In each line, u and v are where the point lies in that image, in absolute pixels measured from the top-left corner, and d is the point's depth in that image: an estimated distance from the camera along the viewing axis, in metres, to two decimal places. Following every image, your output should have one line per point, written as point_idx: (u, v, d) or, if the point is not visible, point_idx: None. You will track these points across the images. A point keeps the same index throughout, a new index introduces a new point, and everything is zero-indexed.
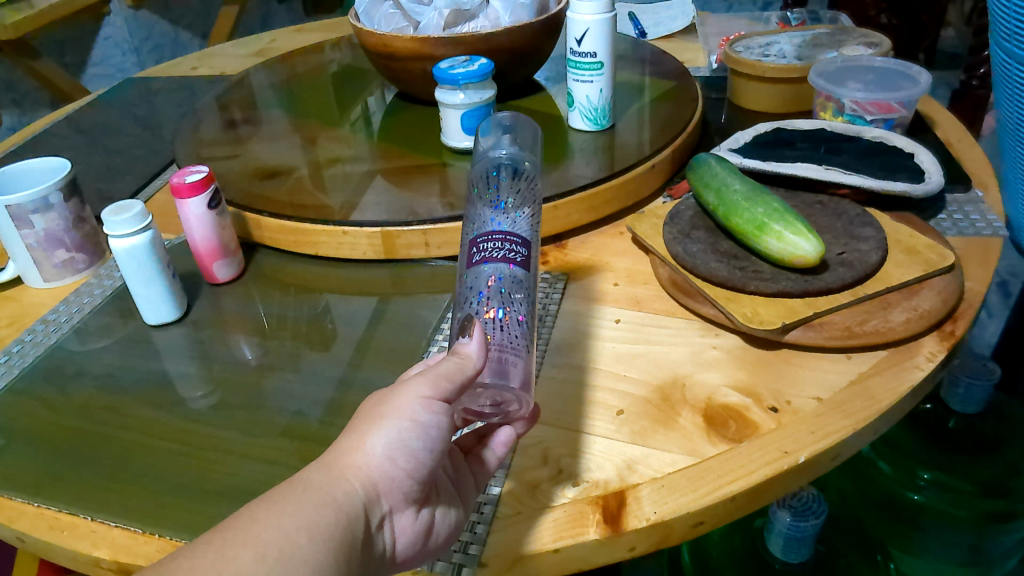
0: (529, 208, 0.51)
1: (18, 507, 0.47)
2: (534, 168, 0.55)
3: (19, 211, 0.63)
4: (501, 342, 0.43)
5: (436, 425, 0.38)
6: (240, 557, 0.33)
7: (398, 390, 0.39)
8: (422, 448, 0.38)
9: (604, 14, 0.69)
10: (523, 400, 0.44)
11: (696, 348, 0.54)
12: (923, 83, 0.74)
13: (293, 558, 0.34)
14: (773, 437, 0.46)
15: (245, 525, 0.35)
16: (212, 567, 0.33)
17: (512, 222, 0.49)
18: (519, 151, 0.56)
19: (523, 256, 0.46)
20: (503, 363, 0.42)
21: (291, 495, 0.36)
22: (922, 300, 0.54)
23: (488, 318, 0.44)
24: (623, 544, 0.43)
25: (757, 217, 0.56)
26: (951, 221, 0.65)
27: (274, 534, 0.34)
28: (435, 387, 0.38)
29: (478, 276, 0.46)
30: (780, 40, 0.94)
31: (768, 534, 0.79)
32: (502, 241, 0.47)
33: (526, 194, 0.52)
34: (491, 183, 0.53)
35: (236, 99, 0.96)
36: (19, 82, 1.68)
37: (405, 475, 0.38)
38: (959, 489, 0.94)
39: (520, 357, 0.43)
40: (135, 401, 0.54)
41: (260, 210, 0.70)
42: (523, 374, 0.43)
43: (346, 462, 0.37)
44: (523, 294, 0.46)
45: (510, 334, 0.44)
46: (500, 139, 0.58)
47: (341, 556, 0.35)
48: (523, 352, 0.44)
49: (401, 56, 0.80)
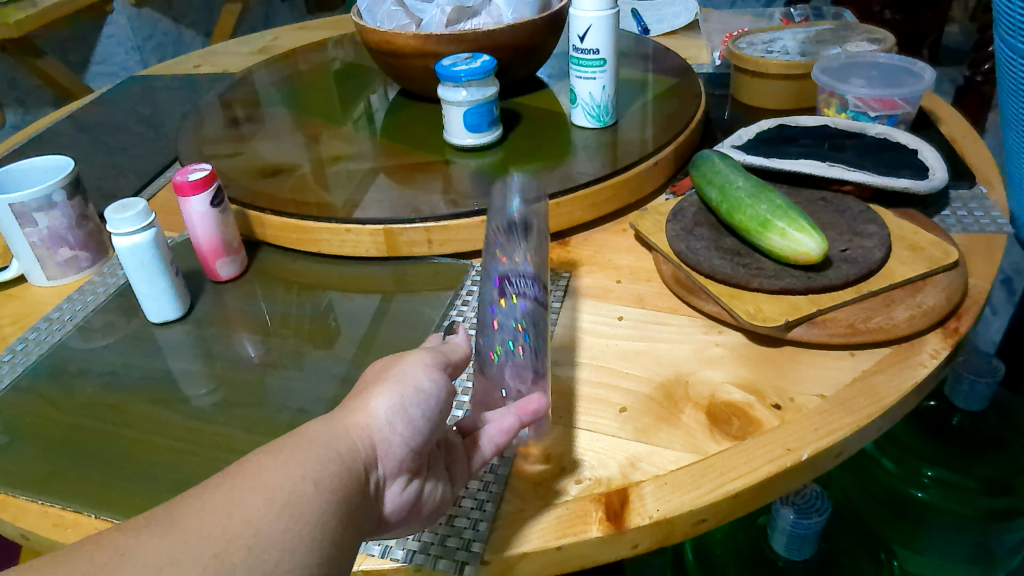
0: (536, 247, 0.53)
1: (22, 505, 0.47)
2: (541, 219, 0.57)
3: (22, 209, 0.63)
4: (522, 363, 0.46)
5: (437, 393, 0.40)
6: (250, 500, 0.34)
7: (400, 361, 0.42)
8: (422, 415, 0.39)
9: (607, 11, 0.69)
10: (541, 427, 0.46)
11: (700, 345, 0.54)
12: (927, 79, 0.73)
13: (298, 503, 0.34)
14: (776, 435, 0.46)
15: (252, 475, 0.35)
16: (223, 511, 0.34)
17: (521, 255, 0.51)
18: (528, 199, 0.58)
19: (536, 288, 0.49)
20: (524, 383, 0.45)
21: (297, 446, 0.37)
22: (926, 297, 0.53)
23: (518, 350, 0.46)
24: (626, 541, 0.43)
25: (760, 213, 0.56)
26: (955, 218, 0.64)
27: (281, 480, 0.35)
28: (436, 360, 0.42)
29: (499, 324, 0.47)
30: (783, 37, 0.93)
31: (770, 530, 0.79)
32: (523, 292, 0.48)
33: (536, 240, 0.54)
34: (503, 222, 0.55)
35: (239, 97, 0.96)
36: (22, 80, 1.69)
37: (405, 429, 0.39)
38: (962, 487, 0.93)
39: (537, 382, 0.46)
40: (139, 398, 0.55)
41: (262, 208, 0.70)
42: (543, 396, 0.46)
43: (349, 420, 0.39)
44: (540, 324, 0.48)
45: (529, 351, 0.46)
46: (511, 186, 0.61)
47: (340, 505, 0.36)
48: (538, 376, 0.46)
49: (404, 53, 0.80)
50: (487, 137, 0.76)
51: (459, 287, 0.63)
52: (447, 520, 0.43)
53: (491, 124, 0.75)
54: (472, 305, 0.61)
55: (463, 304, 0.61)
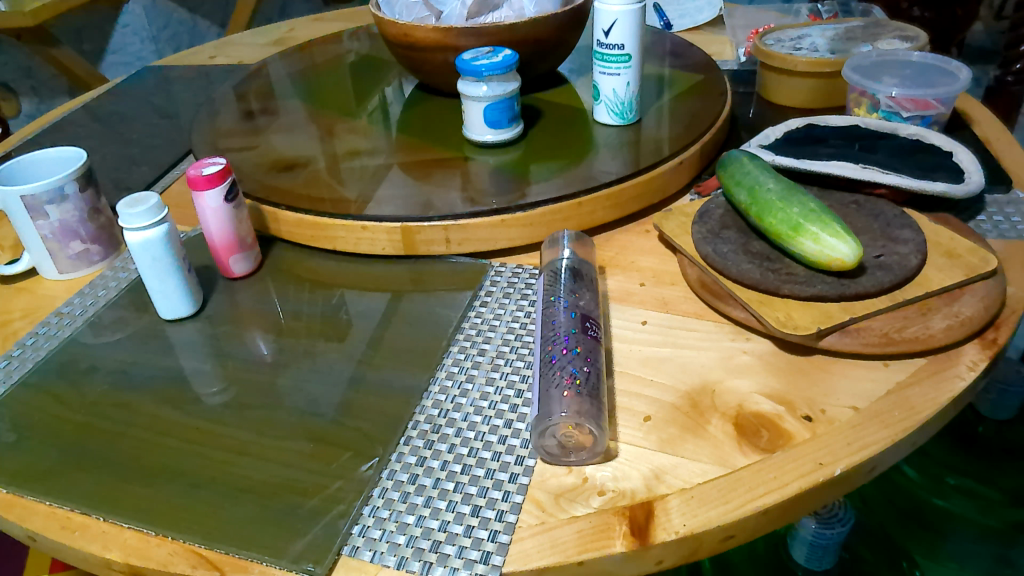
0: (587, 295, 0.56)
1: (29, 505, 0.46)
2: (594, 277, 0.59)
3: (33, 201, 0.62)
4: (550, 381, 0.47)
5: None
6: None
7: None
8: None
9: (633, 5, 0.67)
10: (595, 431, 0.45)
11: (727, 353, 0.53)
12: (962, 79, 0.71)
13: None
14: (807, 449, 0.45)
15: None
16: None
17: (575, 304, 0.54)
18: (582, 256, 0.61)
19: (590, 331, 0.52)
20: (552, 394, 0.46)
21: None
22: (964, 306, 0.51)
23: (577, 379, 0.47)
24: (650, 557, 0.41)
25: (791, 217, 0.54)
26: (991, 224, 0.62)
27: None
28: None
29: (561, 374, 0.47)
30: (811, 33, 0.91)
31: (792, 542, 0.85)
32: (576, 358, 0.49)
33: (593, 293, 0.57)
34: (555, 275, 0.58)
35: (254, 89, 0.94)
36: (37, 68, 1.68)
37: None
38: (986, 497, 0.97)
39: (591, 398, 0.46)
40: (149, 397, 0.53)
41: (277, 203, 0.68)
42: (597, 410, 0.46)
43: None
44: (594, 358, 0.50)
45: (585, 373, 0.48)
46: (561, 237, 0.64)
47: None
48: (586, 391, 0.47)
49: (422, 46, 0.78)
50: (507, 134, 0.74)
51: (478, 288, 0.62)
52: (466, 531, 0.42)
53: (511, 121, 0.74)
54: (491, 307, 0.59)
55: (482, 305, 0.60)
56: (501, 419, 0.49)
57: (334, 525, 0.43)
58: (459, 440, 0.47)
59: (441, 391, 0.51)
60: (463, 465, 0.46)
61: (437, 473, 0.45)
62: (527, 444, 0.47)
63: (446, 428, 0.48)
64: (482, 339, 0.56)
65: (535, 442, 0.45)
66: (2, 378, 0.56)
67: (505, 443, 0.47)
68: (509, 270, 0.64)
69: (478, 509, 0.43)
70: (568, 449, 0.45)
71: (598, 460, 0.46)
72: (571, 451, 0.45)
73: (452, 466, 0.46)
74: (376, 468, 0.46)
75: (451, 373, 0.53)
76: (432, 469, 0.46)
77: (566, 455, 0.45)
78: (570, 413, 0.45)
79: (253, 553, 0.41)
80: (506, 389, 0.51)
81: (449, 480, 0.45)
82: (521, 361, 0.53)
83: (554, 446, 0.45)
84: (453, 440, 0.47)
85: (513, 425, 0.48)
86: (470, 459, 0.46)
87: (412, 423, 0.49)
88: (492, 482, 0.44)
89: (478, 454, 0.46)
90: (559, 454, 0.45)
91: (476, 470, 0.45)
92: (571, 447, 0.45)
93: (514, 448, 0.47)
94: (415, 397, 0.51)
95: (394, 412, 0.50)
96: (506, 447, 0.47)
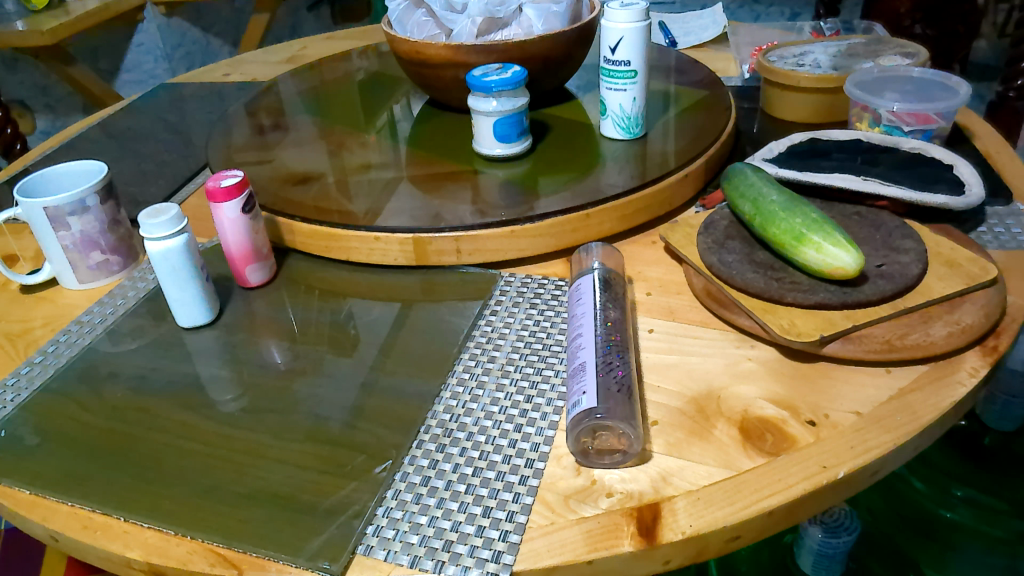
0: (616, 309, 0.56)
1: (52, 506, 0.47)
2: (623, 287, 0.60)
3: (56, 213, 0.64)
4: (606, 382, 0.48)
5: None
6: None
7: None
8: None
9: (639, 22, 0.69)
10: (630, 434, 0.46)
11: (731, 360, 0.54)
12: (962, 94, 0.73)
13: None
14: (811, 452, 0.46)
15: None
16: None
17: (606, 311, 0.55)
18: (611, 266, 0.61)
19: (620, 345, 0.52)
20: (608, 395, 0.47)
21: None
22: (965, 314, 0.53)
23: (609, 381, 0.48)
24: (657, 557, 0.42)
25: (794, 227, 0.56)
26: (992, 235, 0.63)
27: None
28: None
29: (598, 377, 0.48)
30: (814, 50, 0.93)
31: (798, 550, 0.87)
32: (610, 362, 0.50)
33: (620, 304, 0.57)
34: (585, 284, 0.58)
35: (266, 105, 0.97)
36: (53, 87, 1.72)
37: None
38: (993, 507, 0.97)
39: (626, 401, 0.47)
40: (167, 403, 0.55)
41: (292, 216, 0.70)
42: (632, 413, 0.47)
43: None
44: (631, 363, 0.51)
45: (613, 373, 0.49)
46: (591, 248, 0.63)
47: None
48: (625, 394, 0.48)
49: (433, 63, 0.80)
50: (516, 147, 0.76)
51: (488, 297, 0.63)
52: (477, 531, 0.43)
53: (520, 135, 0.75)
54: (500, 316, 0.61)
55: (492, 314, 0.61)
56: (512, 423, 0.50)
57: (349, 524, 0.44)
58: (470, 444, 0.48)
59: (452, 397, 0.53)
60: (474, 468, 0.47)
61: (449, 475, 0.46)
62: (538, 447, 0.48)
63: (457, 432, 0.50)
64: (493, 347, 0.57)
65: (574, 439, 0.46)
66: (24, 385, 0.58)
67: (514, 446, 0.48)
68: (519, 280, 0.65)
69: (490, 510, 0.44)
70: (601, 451, 0.47)
71: (634, 462, 0.47)
72: (605, 453, 0.47)
73: (463, 468, 0.47)
74: (389, 470, 0.47)
75: (462, 379, 0.54)
76: (444, 472, 0.47)
77: (599, 456, 0.47)
78: (607, 413, 0.46)
79: (271, 552, 0.42)
80: (516, 395, 0.52)
81: (461, 482, 0.46)
82: (530, 367, 0.54)
83: (588, 447, 0.47)
84: (464, 444, 0.49)
85: (523, 429, 0.49)
86: (480, 462, 0.47)
87: (424, 428, 0.50)
88: (503, 484, 0.46)
89: (489, 457, 0.47)
90: (593, 455, 0.46)
91: (487, 473, 0.46)
92: (605, 449, 0.47)
93: (524, 452, 0.48)
94: (427, 402, 0.52)
95: (407, 417, 0.51)
96: (517, 450, 0.48)
